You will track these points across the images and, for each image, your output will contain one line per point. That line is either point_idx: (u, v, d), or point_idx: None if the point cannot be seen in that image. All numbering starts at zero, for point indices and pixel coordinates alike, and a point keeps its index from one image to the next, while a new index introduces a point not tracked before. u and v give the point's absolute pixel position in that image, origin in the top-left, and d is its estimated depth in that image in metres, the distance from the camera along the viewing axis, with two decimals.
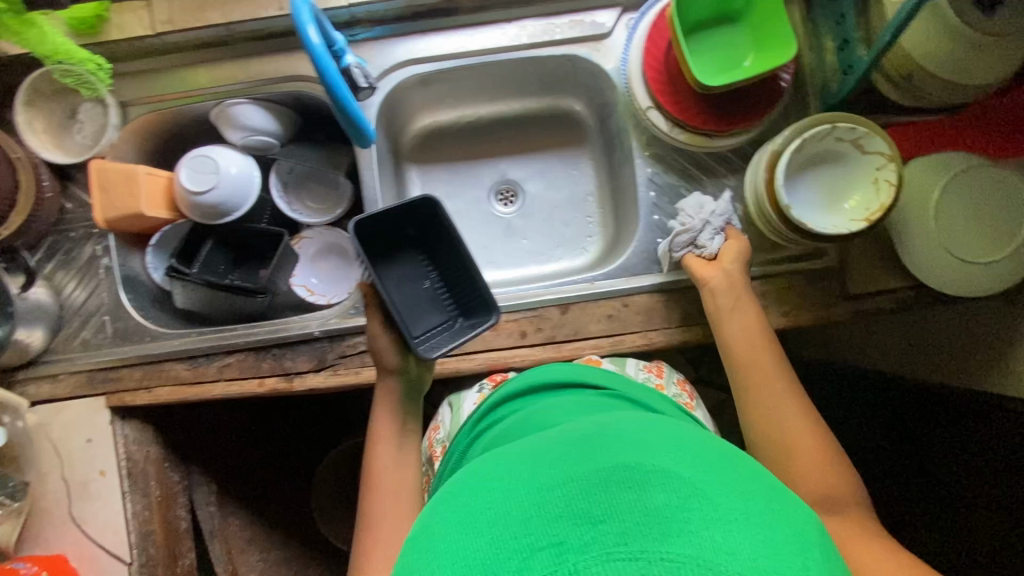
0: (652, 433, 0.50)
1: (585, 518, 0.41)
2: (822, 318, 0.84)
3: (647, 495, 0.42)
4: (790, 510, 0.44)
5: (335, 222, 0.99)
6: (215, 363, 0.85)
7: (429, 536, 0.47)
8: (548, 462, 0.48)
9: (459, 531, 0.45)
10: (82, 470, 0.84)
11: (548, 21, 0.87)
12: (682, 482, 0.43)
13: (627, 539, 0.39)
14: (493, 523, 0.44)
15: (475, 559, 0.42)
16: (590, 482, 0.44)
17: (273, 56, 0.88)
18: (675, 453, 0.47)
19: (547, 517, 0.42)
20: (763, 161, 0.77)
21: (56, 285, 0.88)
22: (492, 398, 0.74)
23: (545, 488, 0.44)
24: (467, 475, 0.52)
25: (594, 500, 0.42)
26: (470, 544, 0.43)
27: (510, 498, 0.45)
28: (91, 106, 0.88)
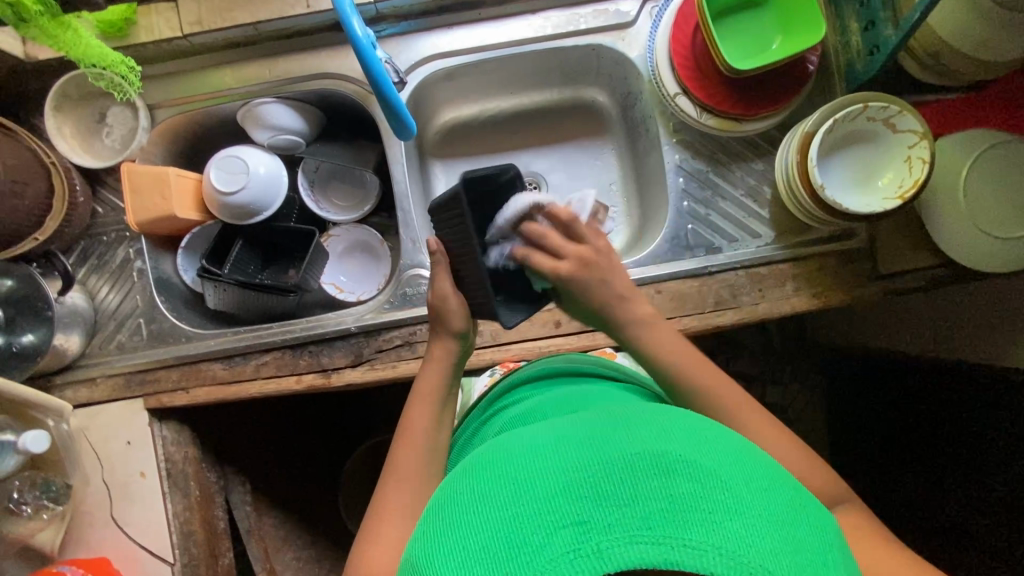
0: (675, 417, 0.49)
1: (610, 499, 0.41)
2: (852, 299, 0.84)
3: (674, 479, 0.41)
4: (809, 507, 0.44)
5: (362, 219, 0.99)
6: (252, 361, 0.85)
7: (448, 511, 0.46)
8: (571, 441, 0.46)
9: (480, 505, 0.44)
10: (124, 472, 0.85)
11: (572, 11, 0.87)
12: (708, 470, 0.42)
13: (651, 521, 0.39)
14: (515, 497, 0.43)
15: (496, 533, 0.42)
16: (615, 462, 0.43)
17: (299, 54, 0.88)
18: (700, 440, 0.46)
19: (570, 495, 0.41)
20: (794, 143, 0.78)
21: (90, 290, 0.88)
22: (508, 383, 0.74)
23: (569, 466, 0.44)
24: (486, 451, 0.52)
25: (620, 480, 0.41)
26: (491, 517, 0.43)
27: (532, 475, 0.44)
28: (121, 110, 0.88)
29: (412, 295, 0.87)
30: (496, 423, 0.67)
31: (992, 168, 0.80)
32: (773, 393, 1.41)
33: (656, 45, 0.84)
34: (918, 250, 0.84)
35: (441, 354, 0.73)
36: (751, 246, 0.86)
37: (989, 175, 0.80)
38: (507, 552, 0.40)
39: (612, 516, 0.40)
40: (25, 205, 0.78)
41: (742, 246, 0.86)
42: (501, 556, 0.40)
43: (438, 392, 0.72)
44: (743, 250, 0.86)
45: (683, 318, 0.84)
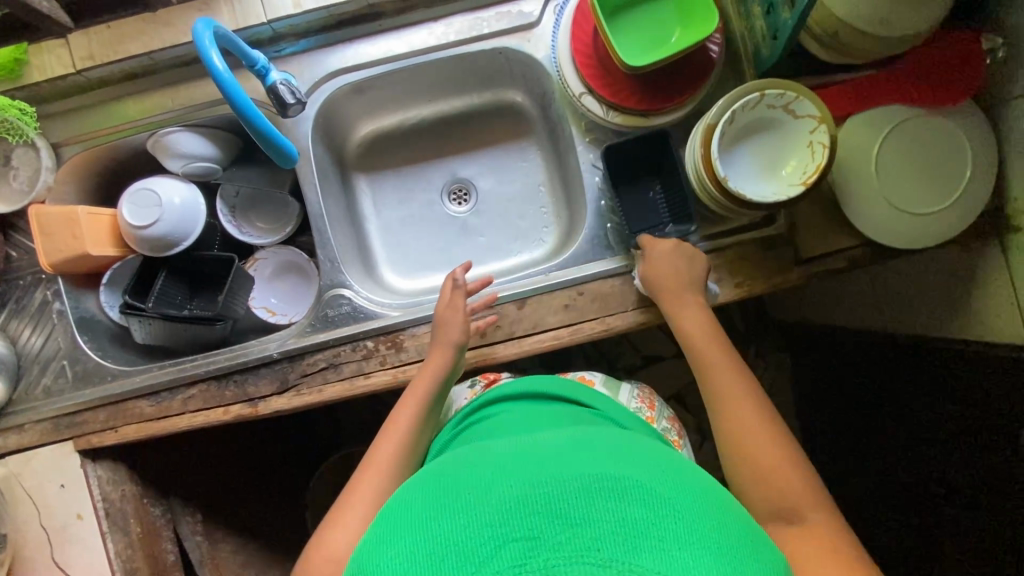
0: (637, 450, 0.50)
1: (563, 518, 0.41)
2: (776, 285, 0.84)
3: (627, 505, 0.42)
4: (761, 545, 0.45)
5: (287, 240, 0.98)
6: (178, 396, 0.85)
7: (401, 514, 0.46)
8: (533, 461, 0.47)
9: (434, 513, 0.45)
10: (59, 516, 0.84)
11: (474, 15, 0.85)
12: (664, 502, 0.43)
13: (600, 544, 0.39)
14: (470, 508, 0.44)
15: (448, 541, 0.42)
16: (573, 483, 0.43)
17: (202, 80, 0.87)
18: (661, 473, 0.46)
19: (525, 509, 0.42)
20: (698, 136, 0.77)
21: (11, 335, 0.87)
22: (481, 399, 0.78)
23: (526, 483, 0.44)
24: (449, 465, 0.52)
25: (576, 501, 0.42)
26: (444, 524, 0.43)
27: (490, 488, 0.45)
28: (24, 151, 0.86)
29: (333, 316, 0.86)
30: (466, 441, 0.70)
31: (905, 144, 0.80)
32: None
33: (557, 46, 0.83)
34: (840, 233, 0.84)
35: (437, 362, 0.78)
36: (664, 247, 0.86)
37: (902, 149, 0.80)
38: (454, 560, 0.40)
39: (563, 534, 0.40)
40: None
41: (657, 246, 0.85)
42: (447, 562, 0.41)
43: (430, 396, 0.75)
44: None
45: (607, 317, 0.84)
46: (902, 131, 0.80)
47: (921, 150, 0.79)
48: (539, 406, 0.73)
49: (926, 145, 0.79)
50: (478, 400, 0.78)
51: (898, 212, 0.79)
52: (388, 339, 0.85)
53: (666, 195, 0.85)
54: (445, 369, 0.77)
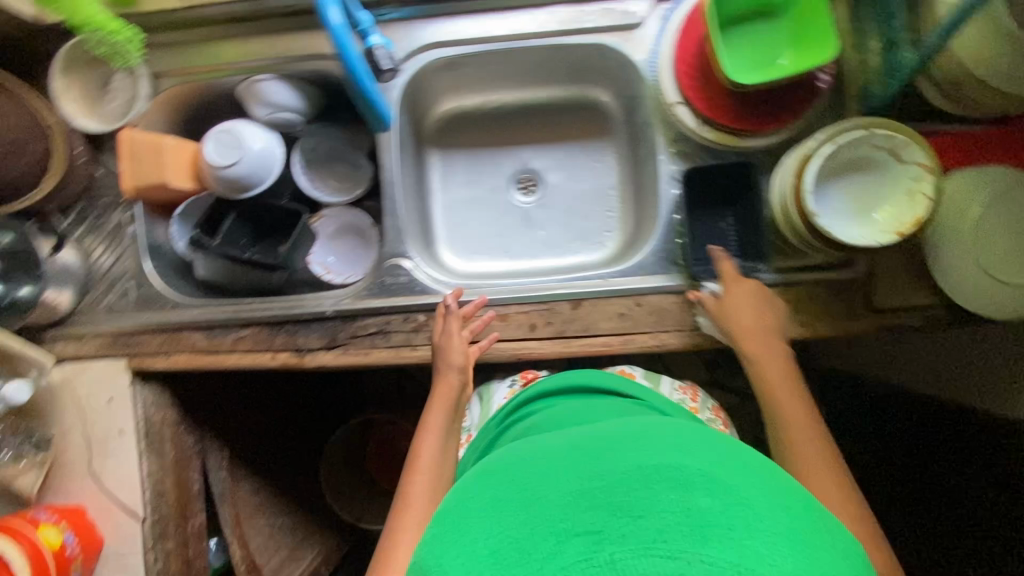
0: (693, 433, 0.49)
1: (625, 510, 0.41)
2: (841, 331, 0.82)
3: (690, 495, 0.41)
4: (834, 531, 0.44)
5: (354, 203, 1.00)
6: (230, 335, 0.87)
7: (458, 513, 0.47)
8: (586, 451, 0.47)
9: (491, 512, 0.45)
10: (102, 428, 0.88)
11: (578, 8, 0.84)
12: (727, 491, 0.42)
13: (667, 536, 0.39)
14: (526, 506, 0.44)
15: (508, 539, 0.42)
16: (631, 476, 0.43)
17: (301, 34, 0.88)
18: (721, 461, 0.45)
19: (583, 503, 0.42)
20: (791, 165, 0.74)
21: (85, 249, 0.91)
22: (524, 394, 0.79)
23: (582, 477, 0.44)
24: (498, 457, 0.52)
25: (635, 492, 0.42)
26: (503, 521, 0.44)
27: (545, 481, 0.45)
28: (124, 77, 0.89)
29: (390, 285, 0.87)
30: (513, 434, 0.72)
31: (1014, 208, 0.72)
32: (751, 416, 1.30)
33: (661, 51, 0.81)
34: (912, 287, 0.81)
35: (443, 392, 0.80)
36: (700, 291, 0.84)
37: (1007, 216, 0.72)
38: (516, 558, 0.41)
39: (627, 527, 0.40)
40: (22, 163, 0.79)
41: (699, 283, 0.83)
42: (510, 559, 0.41)
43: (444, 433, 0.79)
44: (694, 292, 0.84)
45: (661, 333, 0.82)
46: (1010, 195, 0.72)
47: None
48: (586, 399, 0.73)
49: None
50: (524, 394, 0.78)
51: (998, 286, 0.73)
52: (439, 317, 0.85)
53: (738, 225, 0.83)
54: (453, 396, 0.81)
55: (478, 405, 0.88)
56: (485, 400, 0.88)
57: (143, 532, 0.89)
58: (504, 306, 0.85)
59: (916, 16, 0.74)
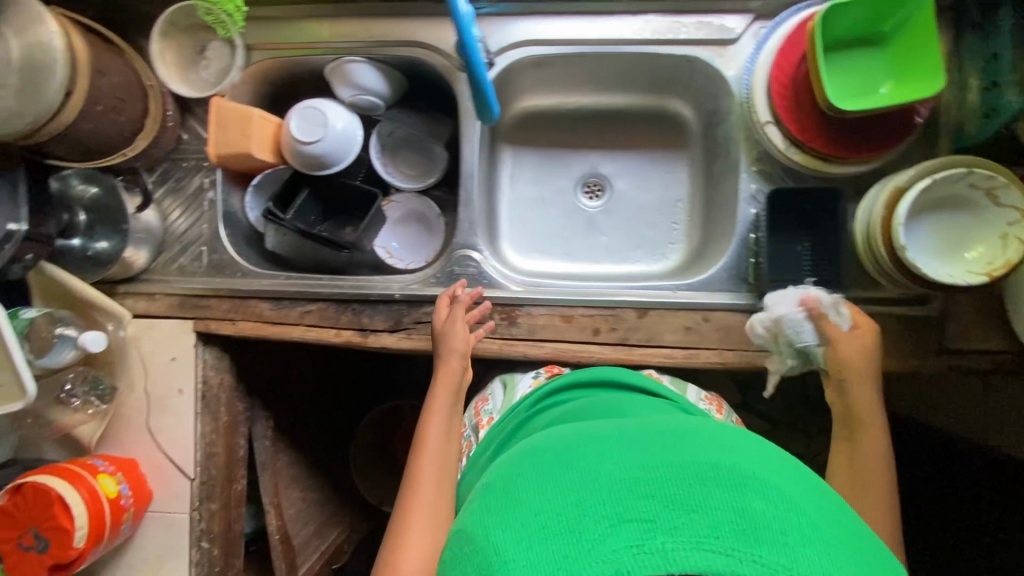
0: (740, 439, 0.52)
1: (678, 504, 0.43)
2: (910, 368, 0.81)
3: (741, 497, 0.43)
4: (871, 546, 0.46)
5: (424, 190, 1.01)
6: (298, 308, 0.89)
7: (506, 488, 0.49)
8: (638, 445, 0.49)
9: (543, 490, 0.47)
10: (163, 386, 0.90)
11: (674, 19, 0.84)
12: (774, 497, 0.44)
13: (720, 533, 0.41)
14: (580, 489, 0.45)
15: (559, 516, 0.44)
16: (685, 474, 0.45)
17: (395, 19, 0.89)
18: (769, 467, 0.47)
19: (636, 492, 0.44)
20: (881, 195, 0.73)
21: (163, 210, 0.92)
22: (552, 384, 0.77)
23: (636, 469, 0.46)
24: (544, 440, 0.54)
25: (688, 489, 0.44)
26: (555, 500, 0.45)
27: (598, 468, 0.47)
28: (220, 46, 0.91)
29: (459, 275, 0.88)
30: (545, 417, 0.70)
31: None
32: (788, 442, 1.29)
33: (755, 69, 0.81)
34: (987, 331, 0.80)
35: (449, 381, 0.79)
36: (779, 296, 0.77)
37: None
38: (567, 535, 0.43)
39: (681, 520, 0.42)
40: (121, 120, 0.80)
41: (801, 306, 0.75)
42: (562, 535, 0.43)
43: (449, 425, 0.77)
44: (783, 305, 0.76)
45: (725, 350, 0.82)
46: None
47: None
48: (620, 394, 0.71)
49: None
50: (554, 383, 0.76)
51: None
52: (503, 311, 0.86)
53: (814, 251, 0.81)
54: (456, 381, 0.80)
55: (502, 392, 0.84)
56: (510, 387, 0.83)
57: (191, 491, 0.90)
58: (569, 307, 0.85)
59: None
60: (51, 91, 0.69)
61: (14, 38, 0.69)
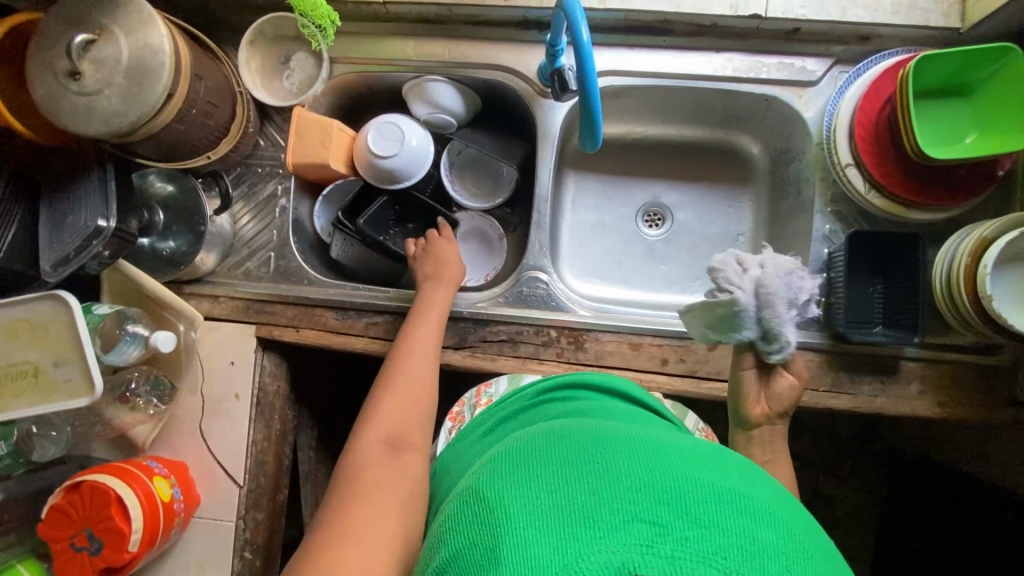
0: (758, 471, 0.48)
1: (694, 518, 0.39)
2: (978, 417, 0.80)
3: (759, 527, 0.40)
4: None
5: (489, 210, 1.01)
6: (363, 319, 0.89)
7: (515, 465, 0.46)
8: (657, 450, 0.46)
9: (556, 471, 0.44)
10: (220, 390, 0.89)
11: (756, 58, 0.86)
12: (788, 536, 0.41)
13: (727, 554, 0.38)
14: (596, 476, 0.42)
15: (567, 499, 0.41)
16: (707, 489, 0.41)
17: (481, 41, 0.90)
18: (784, 504, 0.44)
19: (653, 496, 0.40)
20: (967, 243, 0.73)
21: (234, 214, 0.93)
22: (563, 378, 0.69)
23: (657, 470, 0.43)
24: (561, 427, 0.51)
25: (706, 504, 0.40)
26: (569, 484, 0.42)
27: (617, 462, 0.44)
28: (305, 57, 0.92)
29: (527, 295, 0.88)
30: (551, 411, 0.63)
31: None
32: (825, 485, 1.27)
33: (836, 111, 0.82)
34: None
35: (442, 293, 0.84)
36: (764, 258, 0.67)
37: None
38: (576, 519, 0.40)
39: (693, 532, 0.39)
40: (210, 124, 0.81)
41: (789, 272, 0.66)
42: (568, 520, 0.40)
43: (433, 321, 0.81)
44: (767, 266, 0.66)
45: None
46: None
47: None
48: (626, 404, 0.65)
49: None
50: (557, 379, 0.69)
51: None
52: (570, 335, 0.86)
53: (886, 294, 0.81)
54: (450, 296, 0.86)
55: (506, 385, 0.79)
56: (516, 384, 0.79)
57: (240, 499, 0.89)
58: (637, 335, 0.85)
59: None
60: (156, 93, 0.70)
61: (124, 39, 0.70)
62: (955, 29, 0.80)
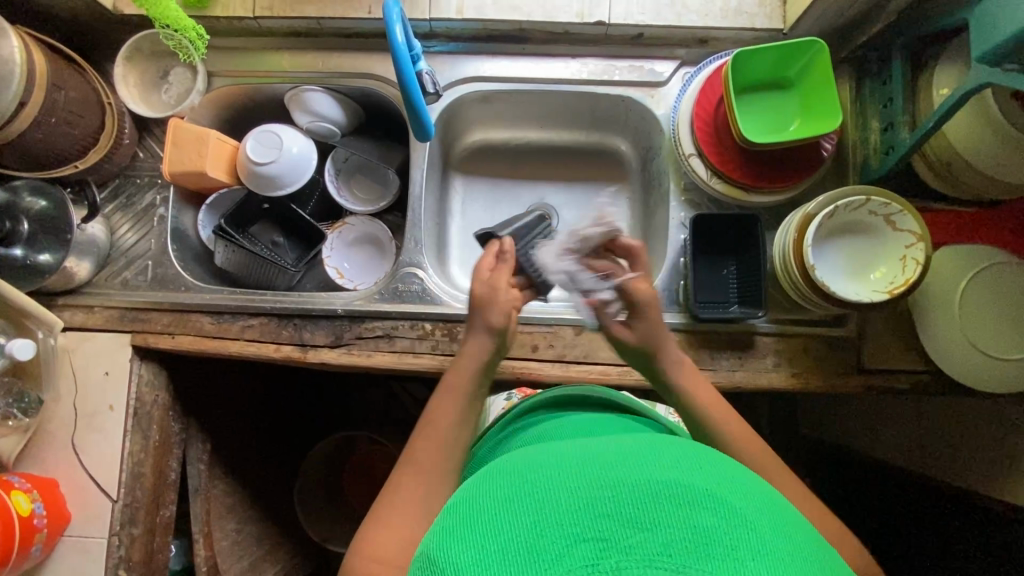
0: (702, 454, 0.47)
1: (632, 522, 0.38)
2: (833, 387, 0.85)
3: (698, 513, 0.38)
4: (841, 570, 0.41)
5: (377, 214, 1.03)
6: (239, 322, 0.89)
7: (466, 509, 0.44)
8: (600, 461, 0.44)
9: (501, 510, 0.42)
10: (93, 401, 0.88)
11: (609, 62, 0.92)
12: (734, 515, 0.39)
13: (672, 551, 0.36)
14: (538, 506, 0.41)
15: (515, 537, 0.39)
16: (641, 489, 0.40)
17: (353, 52, 0.95)
18: (727, 480, 0.43)
19: (593, 512, 0.39)
20: (793, 222, 0.79)
21: (112, 225, 0.93)
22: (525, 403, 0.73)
23: (594, 484, 0.41)
24: (508, 462, 0.49)
25: (642, 505, 0.39)
26: (513, 521, 0.40)
27: (559, 484, 0.42)
28: (183, 71, 0.95)
29: (402, 291, 0.90)
30: (516, 440, 0.65)
31: (985, 289, 0.78)
32: None
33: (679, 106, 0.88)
34: (903, 352, 0.85)
35: (474, 349, 0.71)
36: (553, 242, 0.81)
37: (988, 290, 0.78)
38: (523, 556, 0.38)
39: (635, 539, 0.37)
40: (75, 133, 0.83)
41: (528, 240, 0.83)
42: (515, 558, 0.38)
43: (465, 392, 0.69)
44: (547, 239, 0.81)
45: None
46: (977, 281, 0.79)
47: (996, 300, 0.78)
48: (598, 414, 0.68)
49: (996, 297, 0.78)
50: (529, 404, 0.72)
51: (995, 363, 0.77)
52: (445, 328, 0.88)
53: (739, 274, 0.87)
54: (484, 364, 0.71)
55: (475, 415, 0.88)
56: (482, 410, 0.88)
57: (113, 514, 0.86)
58: None
59: (916, 101, 0.80)
60: (5, 100, 0.73)
61: None
62: (779, 30, 0.88)
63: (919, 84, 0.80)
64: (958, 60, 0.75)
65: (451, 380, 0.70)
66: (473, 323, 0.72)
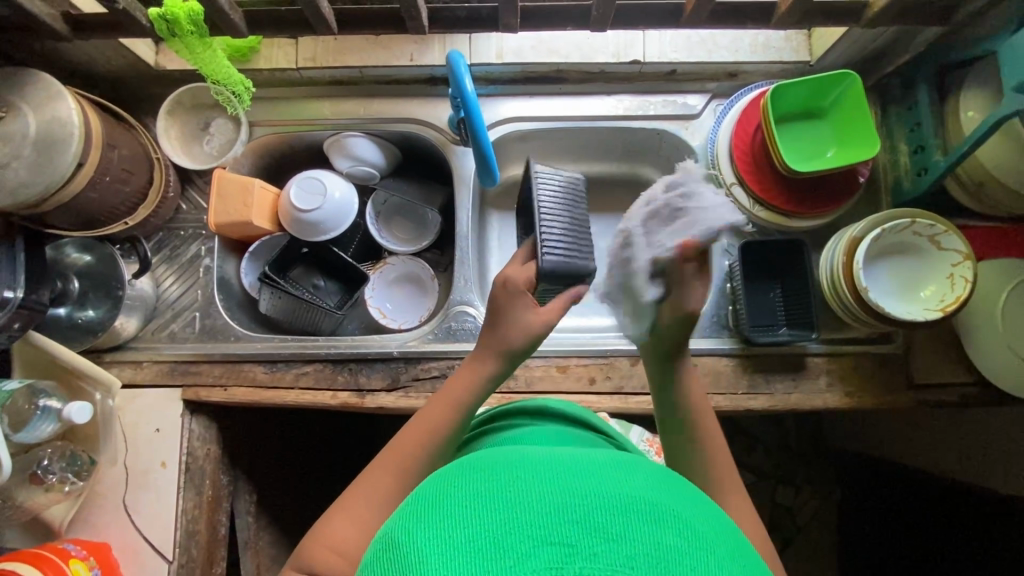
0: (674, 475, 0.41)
1: (600, 532, 0.32)
2: (886, 402, 0.86)
3: (668, 532, 0.33)
4: None
5: (417, 253, 1.04)
6: (293, 370, 0.89)
7: (425, 497, 0.36)
8: (574, 463, 0.38)
9: (465, 497, 0.35)
10: (144, 460, 0.86)
11: (643, 98, 0.96)
12: (702, 535, 0.34)
13: (637, 565, 0.31)
14: (496, 499, 0.34)
15: (475, 530, 0.32)
16: (615, 495, 0.34)
17: (395, 98, 0.97)
18: (697, 503, 0.38)
19: (564, 512, 0.33)
20: (840, 245, 0.81)
21: (157, 278, 0.93)
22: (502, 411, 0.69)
23: (568, 484, 0.35)
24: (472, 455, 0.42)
25: (615, 514, 0.33)
26: (477, 512, 0.33)
27: (531, 479, 0.35)
28: (223, 122, 0.95)
29: (455, 330, 0.90)
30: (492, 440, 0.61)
31: None
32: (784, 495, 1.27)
33: (716, 139, 0.91)
34: (950, 365, 0.87)
35: (480, 363, 0.63)
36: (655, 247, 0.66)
37: None
38: (481, 551, 0.31)
39: (601, 548, 0.32)
40: (127, 190, 0.83)
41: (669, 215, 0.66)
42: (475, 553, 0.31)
43: (458, 401, 0.62)
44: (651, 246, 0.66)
45: (715, 395, 0.86)
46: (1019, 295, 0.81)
47: None
48: (576, 426, 0.64)
49: None
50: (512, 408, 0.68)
51: None
52: None
53: (786, 297, 0.89)
54: (487, 376, 0.63)
55: None
56: None
57: None
58: (564, 358, 0.88)
59: (945, 125, 0.84)
60: (64, 163, 0.72)
61: (32, 114, 0.72)
62: (806, 62, 0.92)
63: (946, 109, 0.84)
64: (985, 87, 0.79)
65: (448, 385, 0.64)
66: (483, 339, 0.65)
